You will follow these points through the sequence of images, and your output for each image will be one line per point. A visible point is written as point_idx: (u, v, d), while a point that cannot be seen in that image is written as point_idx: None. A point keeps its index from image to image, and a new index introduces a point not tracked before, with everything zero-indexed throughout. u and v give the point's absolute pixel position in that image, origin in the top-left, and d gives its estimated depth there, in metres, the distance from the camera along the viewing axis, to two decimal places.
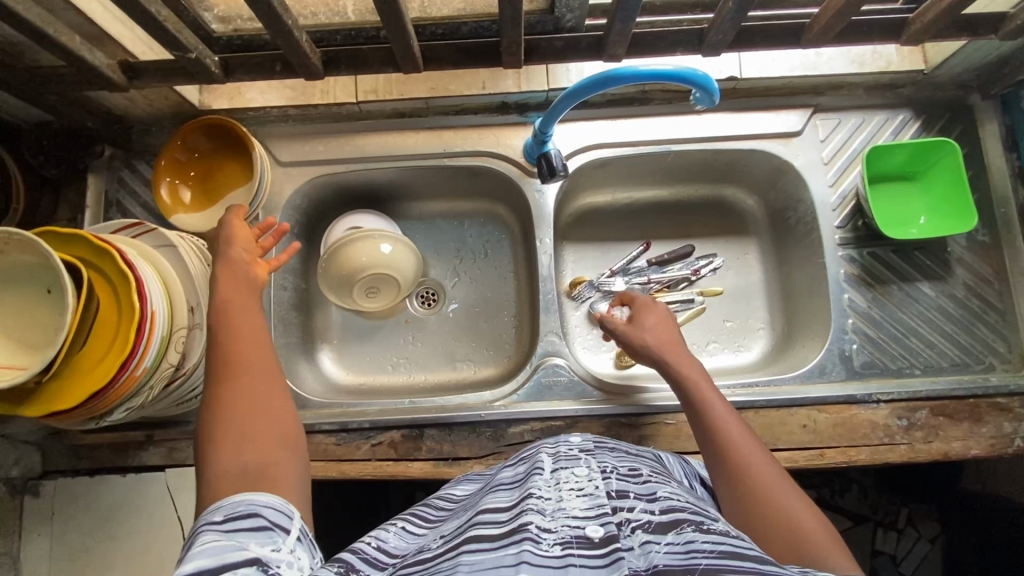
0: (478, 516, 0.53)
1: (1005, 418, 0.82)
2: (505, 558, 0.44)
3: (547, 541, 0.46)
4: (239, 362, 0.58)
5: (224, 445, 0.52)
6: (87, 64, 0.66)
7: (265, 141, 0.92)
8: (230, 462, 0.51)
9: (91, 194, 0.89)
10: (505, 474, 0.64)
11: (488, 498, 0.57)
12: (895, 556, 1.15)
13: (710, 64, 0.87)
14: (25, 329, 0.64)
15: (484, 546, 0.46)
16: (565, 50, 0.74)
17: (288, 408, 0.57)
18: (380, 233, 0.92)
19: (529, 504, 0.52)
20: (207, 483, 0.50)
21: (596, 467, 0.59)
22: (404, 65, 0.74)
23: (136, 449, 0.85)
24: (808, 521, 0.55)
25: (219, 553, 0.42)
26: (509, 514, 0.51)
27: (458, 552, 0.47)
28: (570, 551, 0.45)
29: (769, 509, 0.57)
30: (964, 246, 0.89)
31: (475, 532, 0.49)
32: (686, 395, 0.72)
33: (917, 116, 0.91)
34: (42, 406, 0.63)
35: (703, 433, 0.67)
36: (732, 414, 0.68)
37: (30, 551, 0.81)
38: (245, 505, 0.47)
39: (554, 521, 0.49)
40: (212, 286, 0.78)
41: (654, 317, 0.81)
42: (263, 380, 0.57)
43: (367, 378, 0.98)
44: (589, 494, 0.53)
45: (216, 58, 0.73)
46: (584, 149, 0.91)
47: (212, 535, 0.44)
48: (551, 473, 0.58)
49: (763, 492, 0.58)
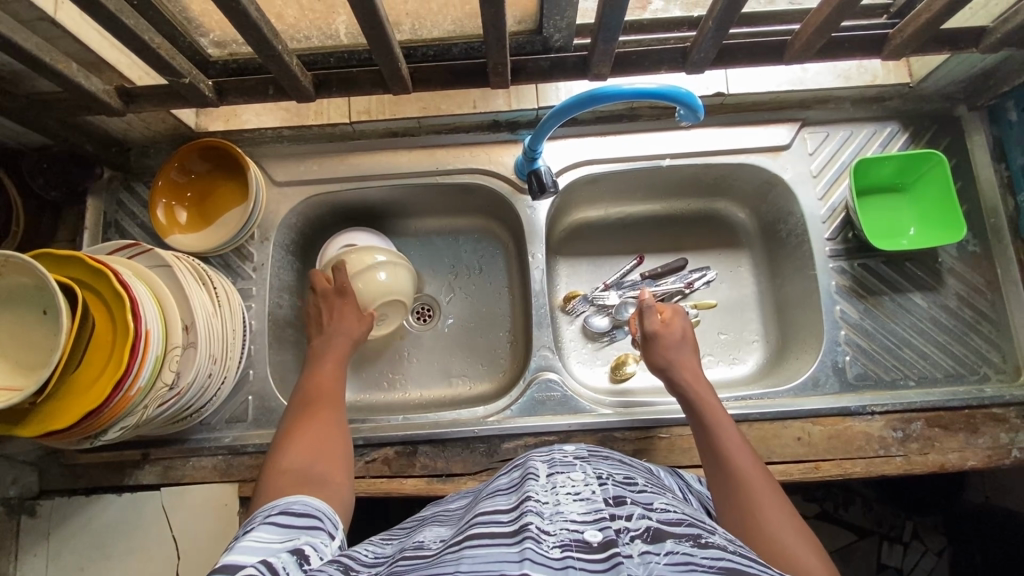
0: (475, 519, 0.53)
1: (1002, 428, 0.82)
2: (505, 556, 0.44)
3: (547, 542, 0.46)
4: (317, 405, 0.74)
5: (296, 452, 0.66)
6: (83, 90, 0.68)
7: (261, 162, 0.93)
8: (299, 465, 0.64)
9: (91, 216, 0.91)
10: (498, 481, 0.65)
11: (485, 503, 0.57)
12: (901, 569, 1.13)
13: (698, 81, 0.88)
14: (22, 350, 0.66)
15: (487, 542, 0.47)
16: (552, 69, 0.75)
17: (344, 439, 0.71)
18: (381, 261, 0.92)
19: (529, 506, 0.52)
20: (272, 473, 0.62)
21: (593, 473, 0.59)
22: (393, 86, 0.75)
23: (132, 467, 0.85)
24: (811, 560, 0.54)
25: (268, 536, 0.49)
26: (510, 515, 0.51)
27: (463, 545, 0.47)
28: (569, 554, 0.45)
29: (774, 545, 0.55)
30: (955, 256, 0.89)
31: (478, 529, 0.50)
32: (700, 413, 0.72)
33: (905, 128, 0.92)
34: (42, 423, 0.64)
35: (714, 454, 0.67)
36: (744, 440, 0.68)
37: (26, 568, 0.82)
38: (300, 505, 0.55)
39: (554, 524, 0.49)
40: (206, 305, 0.79)
41: (683, 328, 0.83)
42: (332, 423, 0.71)
43: (362, 395, 0.98)
44: (586, 499, 0.54)
45: (210, 82, 0.74)
46: (576, 165, 0.92)
47: (268, 524, 0.51)
48: (547, 478, 0.58)
49: (768, 530, 0.57)
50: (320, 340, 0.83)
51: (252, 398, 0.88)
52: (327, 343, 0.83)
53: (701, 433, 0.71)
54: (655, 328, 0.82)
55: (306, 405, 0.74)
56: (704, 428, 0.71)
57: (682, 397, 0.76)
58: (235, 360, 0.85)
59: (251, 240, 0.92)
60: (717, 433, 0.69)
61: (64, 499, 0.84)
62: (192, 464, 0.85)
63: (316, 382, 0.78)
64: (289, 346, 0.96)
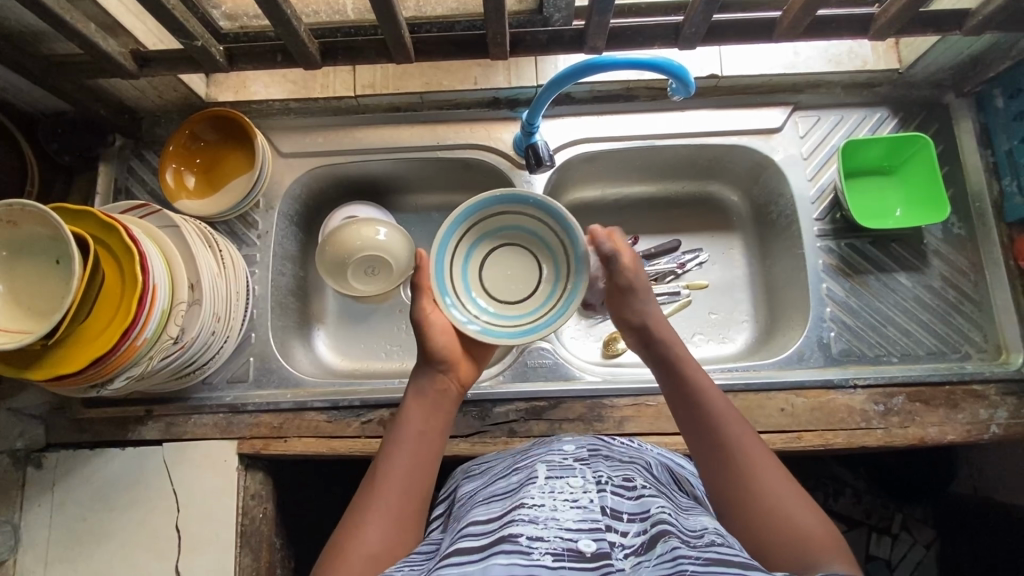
0: (465, 530, 0.54)
1: (981, 404, 0.84)
2: (494, 568, 0.47)
3: (537, 551, 0.48)
4: (409, 440, 0.66)
5: (372, 504, 0.60)
6: (101, 51, 0.71)
7: (268, 133, 0.96)
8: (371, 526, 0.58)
9: (102, 181, 0.94)
10: (498, 483, 0.63)
11: (480, 508, 0.58)
12: (889, 560, 1.14)
13: (693, 62, 0.92)
14: (33, 297, 0.69)
15: (473, 560, 0.49)
16: (550, 43, 0.78)
17: (416, 488, 0.63)
18: (564, 217, 0.72)
19: (519, 514, 0.53)
20: (351, 529, 0.59)
21: (592, 477, 0.58)
22: (397, 55, 0.78)
23: (135, 423, 0.88)
24: (815, 527, 0.55)
25: None
26: (498, 524, 0.53)
27: (443, 564, 0.49)
28: (562, 563, 0.47)
29: (778, 523, 0.56)
30: (941, 238, 0.91)
31: (464, 544, 0.51)
32: (674, 379, 0.69)
33: (894, 114, 0.94)
34: (51, 368, 0.67)
35: (698, 425, 0.65)
36: (734, 414, 0.65)
37: (32, 518, 0.85)
38: None
39: (546, 530, 0.51)
40: (212, 266, 0.82)
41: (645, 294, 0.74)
42: (416, 466, 0.64)
43: (359, 363, 1.01)
44: (582, 506, 0.54)
45: (221, 48, 0.77)
46: (575, 142, 0.95)
47: None
48: (545, 481, 0.58)
49: (775, 510, 0.57)
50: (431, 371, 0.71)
51: (253, 360, 0.91)
52: (434, 374, 0.71)
53: (676, 400, 0.68)
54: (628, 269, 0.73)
55: (398, 435, 0.66)
56: (682, 396, 0.68)
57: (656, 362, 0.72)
58: (237, 321, 0.88)
59: (256, 208, 0.95)
60: (696, 400, 0.66)
61: (68, 452, 0.87)
62: (194, 422, 0.88)
63: (415, 407, 0.68)
64: (291, 313, 0.99)
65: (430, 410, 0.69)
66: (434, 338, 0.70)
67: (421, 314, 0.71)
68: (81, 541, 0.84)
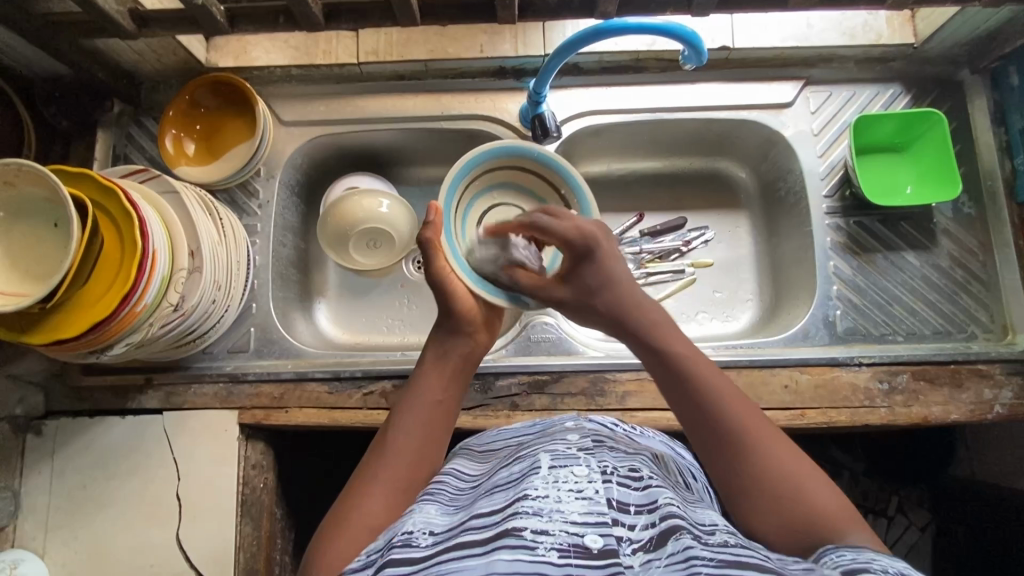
0: (467, 521, 0.52)
1: (986, 384, 0.84)
2: (499, 564, 0.46)
3: (542, 546, 0.47)
4: (426, 404, 0.65)
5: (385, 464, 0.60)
6: (98, 8, 0.69)
7: (269, 100, 0.95)
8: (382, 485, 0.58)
9: (100, 147, 0.92)
10: (498, 475, 0.61)
11: (482, 500, 0.56)
12: (885, 541, 1.16)
13: (704, 32, 0.90)
14: (30, 261, 0.68)
15: (474, 552, 0.47)
16: (560, 7, 0.75)
17: (428, 455, 0.63)
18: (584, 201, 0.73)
19: (523, 506, 0.51)
20: (361, 487, 0.58)
21: (598, 466, 0.57)
22: (402, 18, 0.76)
23: (135, 392, 0.87)
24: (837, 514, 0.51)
25: None
26: (501, 516, 0.51)
27: (446, 556, 0.48)
28: (569, 560, 0.46)
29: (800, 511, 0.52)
30: (950, 217, 0.90)
31: (466, 536, 0.50)
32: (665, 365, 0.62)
33: (908, 91, 0.93)
34: (50, 331, 0.66)
35: (700, 419, 0.58)
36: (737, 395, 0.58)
37: (31, 484, 0.85)
38: None
39: (551, 523, 0.49)
40: (212, 234, 0.80)
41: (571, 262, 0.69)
42: (431, 434, 0.64)
43: (360, 336, 1.01)
44: (588, 497, 0.52)
45: (222, 8, 0.75)
46: (580, 114, 0.93)
47: None
48: (549, 471, 0.56)
49: (798, 500, 0.52)
50: (450, 340, 0.70)
51: (254, 330, 0.91)
52: (453, 343, 0.70)
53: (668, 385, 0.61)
54: (566, 233, 0.66)
55: (415, 398, 0.65)
56: (680, 384, 0.60)
57: (646, 350, 0.64)
58: (238, 291, 0.87)
59: (257, 176, 0.94)
60: (695, 390, 0.59)
61: (68, 419, 0.86)
62: (194, 391, 0.87)
63: (434, 373, 0.67)
64: (292, 284, 0.98)
65: (450, 379, 0.68)
66: (457, 299, 0.70)
67: (437, 274, 0.69)
68: (81, 508, 0.84)
